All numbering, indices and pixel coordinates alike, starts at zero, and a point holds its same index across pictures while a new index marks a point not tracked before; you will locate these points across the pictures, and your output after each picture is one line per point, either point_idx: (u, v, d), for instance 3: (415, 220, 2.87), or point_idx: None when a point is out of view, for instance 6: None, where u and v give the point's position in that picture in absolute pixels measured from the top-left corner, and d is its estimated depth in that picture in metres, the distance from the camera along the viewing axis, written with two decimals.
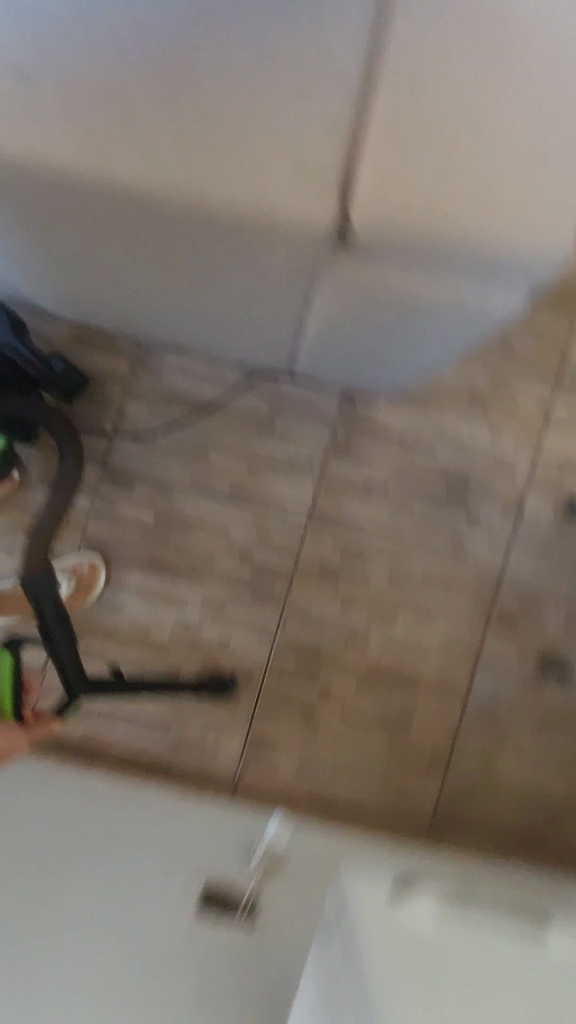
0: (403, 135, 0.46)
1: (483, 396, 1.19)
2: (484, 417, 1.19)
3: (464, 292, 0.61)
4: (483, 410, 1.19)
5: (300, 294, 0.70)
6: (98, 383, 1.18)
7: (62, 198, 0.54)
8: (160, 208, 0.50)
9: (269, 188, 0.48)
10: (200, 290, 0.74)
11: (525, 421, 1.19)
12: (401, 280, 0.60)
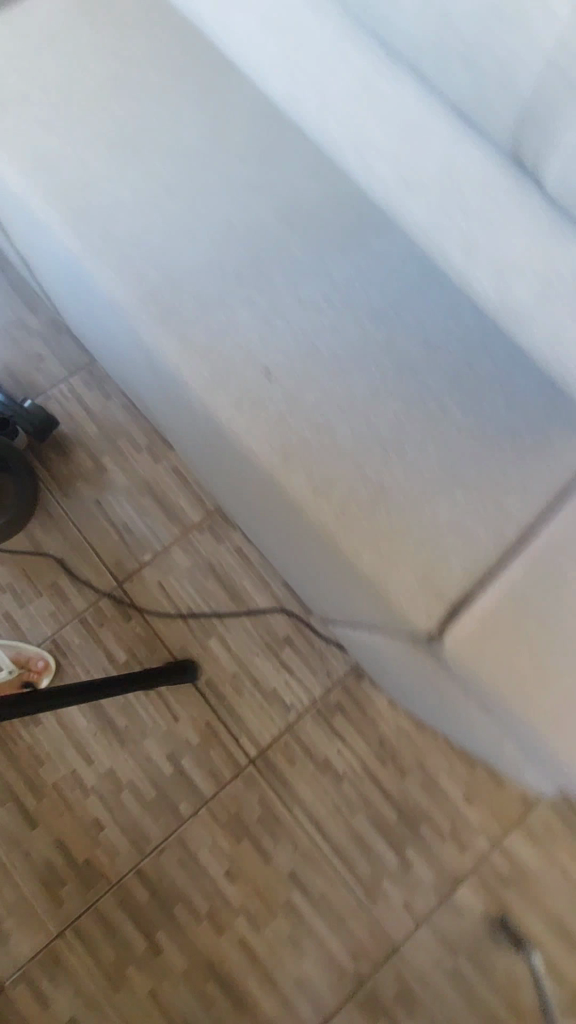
0: (513, 637, 0.61)
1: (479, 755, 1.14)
2: (464, 775, 1.13)
3: (503, 738, 0.66)
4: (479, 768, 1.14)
5: (373, 628, 0.76)
6: (164, 504, 1.20)
7: (254, 481, 0.69)
8: (311, 531, 0.65)
9: (397, 590, 0.62)
10: (303, 564, 0.83)
11: (495, 805, 1.12)
12: (460, 691, 0.67)
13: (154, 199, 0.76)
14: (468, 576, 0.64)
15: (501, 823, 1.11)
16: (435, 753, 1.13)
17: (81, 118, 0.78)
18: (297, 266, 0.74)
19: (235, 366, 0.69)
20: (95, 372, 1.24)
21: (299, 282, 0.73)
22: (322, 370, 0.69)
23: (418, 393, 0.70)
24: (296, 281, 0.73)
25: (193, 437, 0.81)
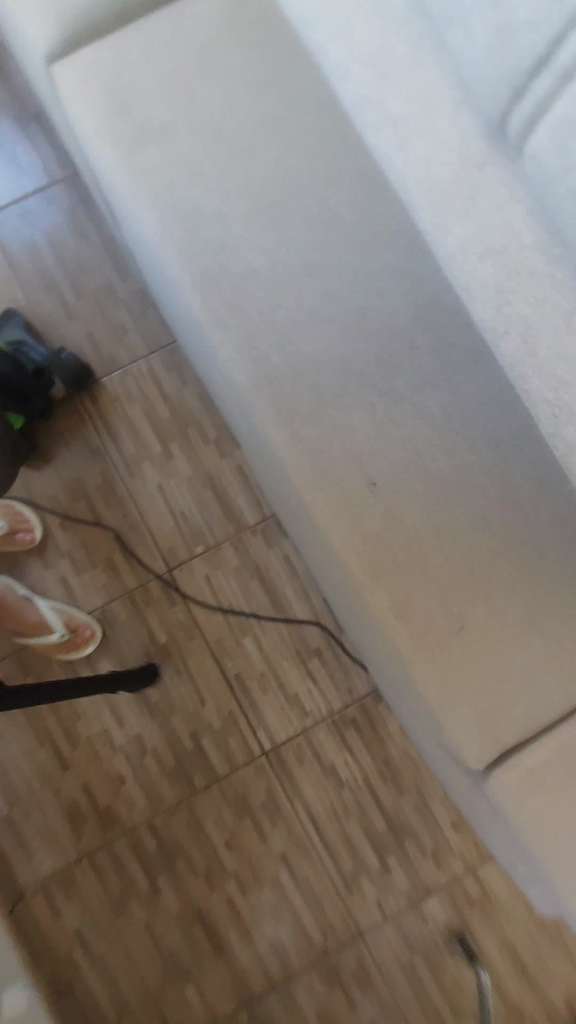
0: (559, 788, 0.65)
1: None
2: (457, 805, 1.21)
3: (520, 861, 0.72)
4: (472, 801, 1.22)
5: (416, 719, 0.82)
6: (224, 498, 1.22)
7: (340, 580, 0.73)
8: (387, 649, 0.69)
9: (456, 723, 0.67)
10: (359, 638, 0.87)
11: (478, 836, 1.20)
12: (488, 812, 0.73)
13: (291, 269, 0.75)
14: (525, 726, 0.67)
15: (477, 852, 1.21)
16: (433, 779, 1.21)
17: (228, 164, 0.78)
18: (419, 374, 0.72)
19: (344, 470, 0.70)
20: (175, 356, 1.25)
21: (421, 388, 0.72)
22: (427, 493, 0.70)
23: (517, 531, 0.69)
24: (417, 385, 0.72)
25: (287, 507, 0.84)
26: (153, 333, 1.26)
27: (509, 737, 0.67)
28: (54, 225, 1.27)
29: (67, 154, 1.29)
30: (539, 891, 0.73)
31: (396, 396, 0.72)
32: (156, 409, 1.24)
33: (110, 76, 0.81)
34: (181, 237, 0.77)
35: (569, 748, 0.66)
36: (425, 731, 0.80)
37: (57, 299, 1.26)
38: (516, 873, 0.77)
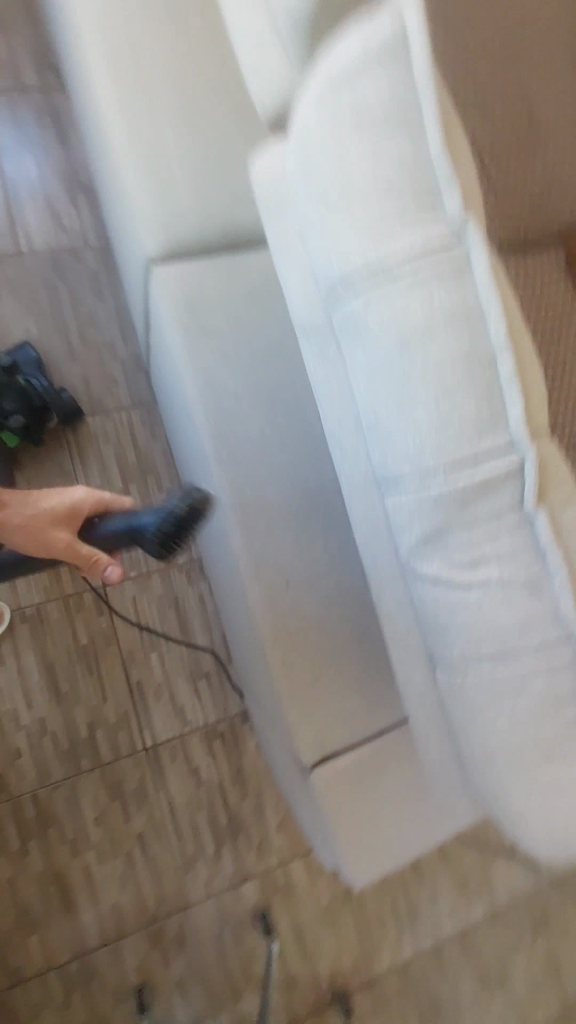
0: (359, 793, 0.94)
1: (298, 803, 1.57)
2: (283, 812, 1.56)
3: (321, 841, 1.01)
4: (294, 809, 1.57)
5: (272, 728, 1.08)
6: None
7: (245, 621, 0.96)
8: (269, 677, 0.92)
9: (301, 740, 0.92)
10: (244, 657, 1.12)
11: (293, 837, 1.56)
12: (307, 804, 1.00)
13: (252, 416, 0.92)
14: (345, 744, 0.93)
15: (289, 849, 1.56)
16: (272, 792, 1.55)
17: (219, 328, 0.92)
18: (328, 516, 0.94)
19: (268, 559, 0.91)
20: (152, 416, 1.52)
21: (327, 526, 0.94)
22: (319, 590, 0.93)
23: (378, 637, 0.95)
24: (334, 524, 0.94)
25: (220, 561, 1.05)
26: (138, 392, 1.50)
27: (331, 750, 0.93)
28: (75, 277, 1.48)
29: (101, 224, 1.53)
30: (325, 849, 1.02)
31: (306, 532, 0.93)
32: (126, 455, 1.49)
33: (188, 290, 0.92)
34: (206, 407, 0.92)
35: (368, 758, 0.94)
36: (277, 740, 1.06)
37: (63, 339, 1.46)
38: (318, 847, 1.06)
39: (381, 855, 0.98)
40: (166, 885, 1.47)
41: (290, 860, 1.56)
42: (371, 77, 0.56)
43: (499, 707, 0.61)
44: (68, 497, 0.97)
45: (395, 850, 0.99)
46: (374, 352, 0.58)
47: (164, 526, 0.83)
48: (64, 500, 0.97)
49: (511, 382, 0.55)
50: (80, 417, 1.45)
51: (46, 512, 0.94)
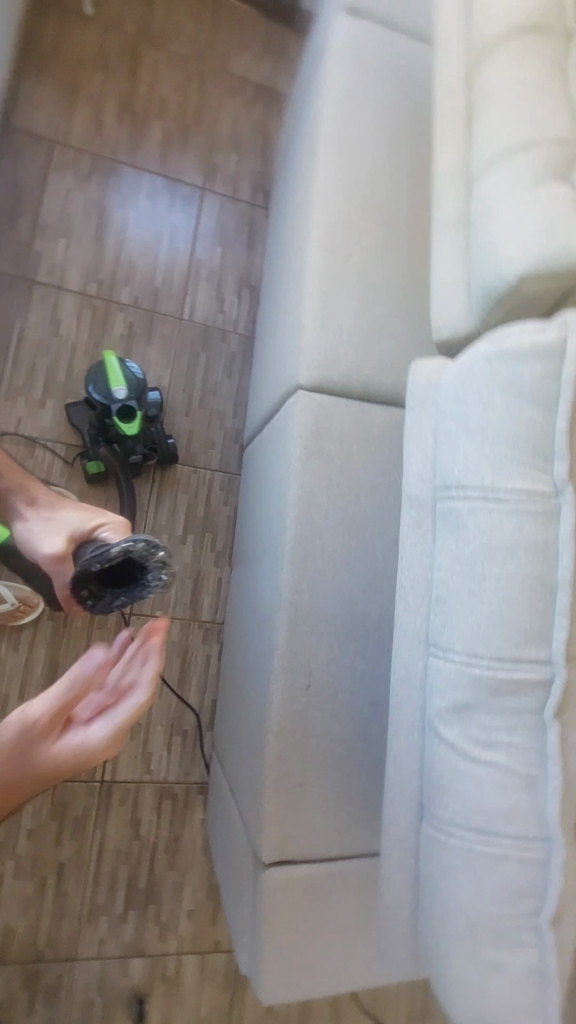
0: (300, 908, 0.97)
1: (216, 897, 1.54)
2: (200, 900, 1.53)
3: (246, 940, 1.04)
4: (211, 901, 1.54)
5: (237, 809, 1.13)
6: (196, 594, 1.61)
7: (258, 706, 1.04)
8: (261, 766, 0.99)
9: (268, 836, 0.97)
10: (235, 732, 1.18)
11: (199, 930, 1.53)
12: (247, 899, 1.03)
13: (332, 534, 1.05)
14: (305, 854, 0.98)
15: (191, 941, 1.52)
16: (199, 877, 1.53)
17: (333, 453, 1.07)
18: (365, 644, 1.03)
19: (300, 660, 1.00)
20: (231, 487, 1.66)
21: (361, 651, 1.03)
22: (334, 705, 1.01)
23: (368, 768, 1.01)
24: (367, 651, 1.03)
25: (249, 644, 1.13)
26: (228, 462, 1.67)
27: (291, 854, 0.97)
28: (216, 353, 1.70)
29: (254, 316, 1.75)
30: (246, 951, 1.03)
31: (341, 650, 1.02)
32: (195, 510, 1.62)
33: (317, 419, 1.08)
34: (297, 513, 1.04)
35: (320, 877, 0.98)
36: (239, 823, 1.10)
37: (185, 398, 1.66)
38: (239, 945, 1.08)
39: (298, 981, 0.99)
40: (64, 928, 1.45)
41: (187, 953, 1.52)
42: (530, 362, 0.69)
43: (473, 878, 0.68)
44: (89, 517, 0.92)
45: (313, 982, 1.00)
46: (467, 545, 0.71)
47: (93, 558, 0.80)
48: (77, 517, 0.93)
49: (565, 614, 0.67)
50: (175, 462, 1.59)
51: (59, 518, 0.95)
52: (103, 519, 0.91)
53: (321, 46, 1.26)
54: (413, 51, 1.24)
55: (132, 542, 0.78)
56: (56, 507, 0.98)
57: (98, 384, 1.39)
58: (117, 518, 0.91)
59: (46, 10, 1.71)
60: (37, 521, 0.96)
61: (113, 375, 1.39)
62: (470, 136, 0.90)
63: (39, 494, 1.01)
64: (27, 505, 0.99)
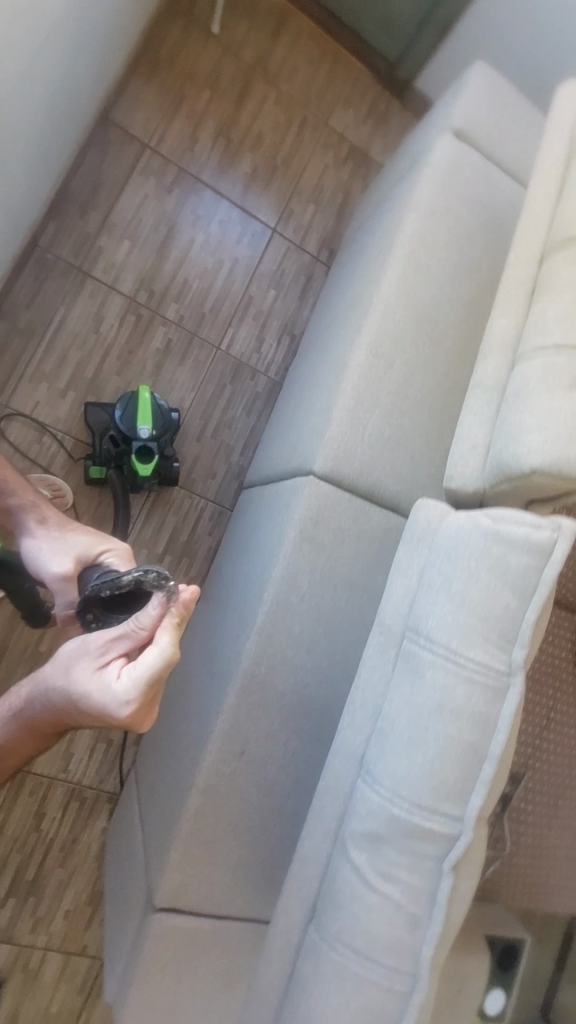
0: (175, 958, 1.02)
1: (93, 905, 1.57)
2: (77, 905, 1.56)
3: (116, 970, 1.08)
4: (85, 909, 1.56)
5: (140, 839, 1.17)
6: None
7: (189, 754, 1.09)
8: (177, 815, 1.04)
9: (165, 883, 1.02)
10: (157, 765, 1.23)
11: (69, 932, 1.56)
12: (128, 932, 1.07)
13: (304, 618, 1.10)
14: (196, 907, 1.03)
15: (58, 941, 1.55)
16: (84, 882, 1.56)
17: (327, 543, 1.13)
18: (303, 727, 1.09)
19: (241, 727, 1.06)
20: (220, 521, 1.69)
21: (298, 733, 1.09)
22: (259, 777, 1.06)
23: (274, 843, 1.07)
24: (303, 734, 1.09)
25: (197, 693, 1.17)
26: (223, 496, 1.70)
27: (182, 905, 1.02)
28: (241, 390, 1.73)
29: (287, 363, 1.79)
30: (114, 980, 1.07)
31: (280, 726, 1.08)
32: (180, 533, 1.65)
33: (318, 508, 1.12)
34: (276, 588, 1.10)
35: (204, 932, 1.03)
36: (138, 856, 1.14)
37: (200, 425, 1.69)
38: (109, 968, 1.13)
39: None
40: None
41: (51, 954, 1.54)
42: (520, 552, 0.78)
43: (342, 993, 0.75)
44: (97, 543, 0.92)
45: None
46: (419, 694, 0.79)
47: (100, 585, 0.73)
48: (84, 540, 0.94)
49: (487, 784, 0.75)
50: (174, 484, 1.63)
51: (69, 537, 0.95)
52: (109, 545, 0.92)
53: (421, 155, 1.32)
54: (502, 189, 1.31)
55: (141, 571, 0.68)
56: (65, 529, 0.98)
57: (131, 409, 1.46)
58: (123, 545, 0.92)
59: (174, 18, 1.73)
60: (46, 541, 0.96)
61: (143, 408, 1.46)
62: (529, 309, 0.98)
63: (50, 516, 1.02)
64: (32, 518, 1.02)
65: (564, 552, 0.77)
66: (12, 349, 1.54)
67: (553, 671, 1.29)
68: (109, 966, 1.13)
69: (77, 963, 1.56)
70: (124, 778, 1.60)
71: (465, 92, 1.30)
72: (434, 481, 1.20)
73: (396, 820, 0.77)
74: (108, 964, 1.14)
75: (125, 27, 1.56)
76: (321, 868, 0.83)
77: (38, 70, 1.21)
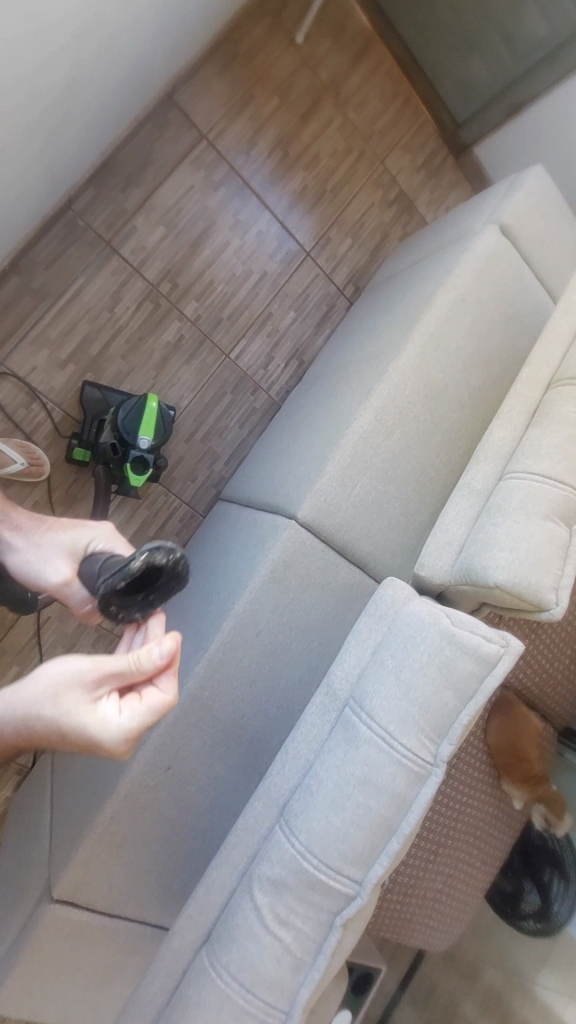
0: (61, 947, 1.06)
1: None
2: None
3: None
4: None
5: (48, 827, 1.19)
6: None
7: (118, 759, 1.12)
8: (93, 818, 1.06)
9: (69, 878, 1.05)
10: (82, 759, 1.24)
11: None
12: (17, 917, 1.09)
13: (257, 653, 1.15)
14: (92, 903, 1.07)
15: None
16: None
17: (295, 588, 1.17)
18: (232, 755, 1.14)
19: (172, 745, 1.09)
20: (190, 524, 1.67)
21: (226, 759, 1.13)
22: (180, 795, 1.11)
23: (179, 860, 1.12)
24: (230, 761, 1.14)
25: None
26: (198, 502, 1.68)
27: (78, 901, 1.06)
28: (240, 402, 1.72)
29: (291, 386, 1.79)
30: None
31: (210, 751, 1.12)
32: (147, 528, 1.62)
33: (293, 552, 1.17)
34: (239, 618, 1.13)
35: (94, 926, 1.07)
36: (44, 844, 1.16)
37: (192, 426, 1.67)
38: None
39: (25, 1005, 1.07)
40: None
41: None
42: (467, 660, 0.88)
43: (218, 1018, 0.83)
44: (77, 533, 0.90)
45: (38, 1010, 1.08)
46: (350, 764, 0.87)
47: (110, 586, 0.68)
48: (66, 535, 0.92)
49: (390, 858, 0.86)
50: (155, 481, 1.60)
51: (50, 540, 0.94)
52: (90, 530, 0.90)
53: (466, 238, 1.37)
54: (530, 291, 1.38)
55: (151, 550, 0.66)
56: (43, 531, 0.96)
57: (138, 415, 1.43)
58: (104, 523, 0.90)
59: (259, 18, 1.71)
60: (30, 549, 0.95)
61: (147, 418, 1.42)
62: (527, 428, 1.08)
63: (23, 519, 1.00)
64: (4, 529, 0.99)
65: (505, 666, 0.88)
66: (20, 306, 1.49)
67: (470, 744, 1.35)
68: None
69: None
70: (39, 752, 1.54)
71: (518, 194, 1.36)
72: (406, 550, 1.26)
73: (305, 871, 0.85)
74: None
75: (209, 15, 1.53)
76: (224, 896, 0.91)
77: (112, 48, 1.19)
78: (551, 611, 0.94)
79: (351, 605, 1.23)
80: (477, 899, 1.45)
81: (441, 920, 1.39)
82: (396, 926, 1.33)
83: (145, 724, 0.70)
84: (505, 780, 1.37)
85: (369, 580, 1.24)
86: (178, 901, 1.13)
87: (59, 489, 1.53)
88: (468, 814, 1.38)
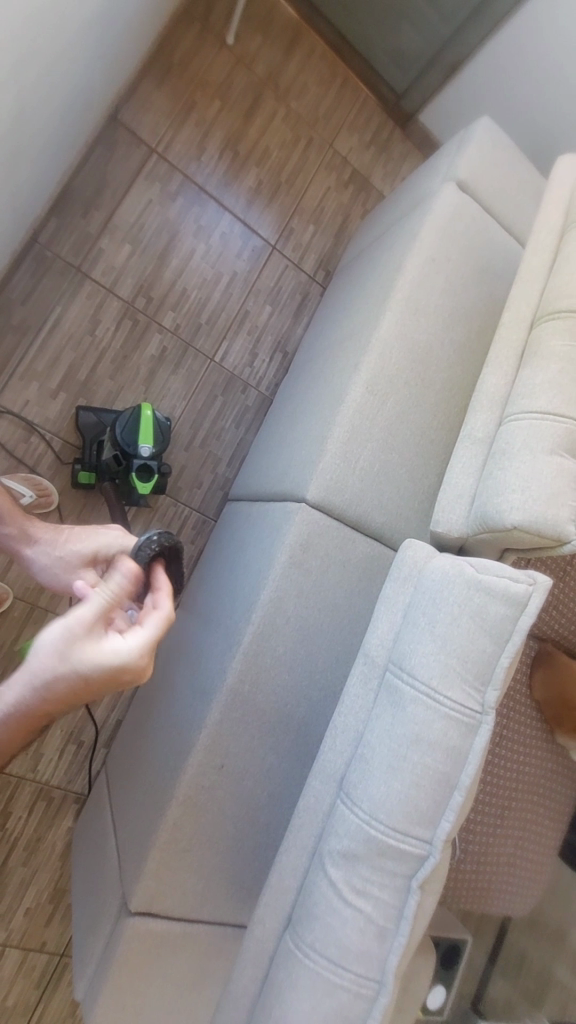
0: (146, 958, 1.06)
1: (50, 918, 1.47)
2: (31, 923, 1.46)
3: (88, 970, 1.11)
4: (40, 929, 1.47)
5: (116, 844, 1.20)
6: None
7: (170, 765, 1.12)
8: (156, 826, 1.07)
9: (144, 889, 1.05)
10: (137, 772, 1.25)
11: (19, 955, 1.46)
12: (102, 936, 1.10)
13: (290, 639, 1.15)
14: (169, 913, 1.07)
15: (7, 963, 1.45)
16: (47, 882, 1.47)
17: (318, 569, 1.18)
18: (281, 744, 1.14)
19: (222, 743, 1.10)
20: (203, 530, 1.69)
21: (277, 749, 1.14)
22: (238, 790, 1.11)
23: (247, 856, 1.12)
24: (281, 750, 1.14)
25: (178, 709, 1.20)
26: (207, 507, 1.69)
27: (153, 911, 1.06)
28: (232, 402, 1.74)
29: (279, 379, 1.80)
30: (85, 981, 1.10)
31: (261, 742, 1.12)
32: None
33: (308, 535, 1.17)
34: (267, 607, 1.13)
35: (176, 933, 1.08)
36: (115, 861, 1.17)
37: (190, 433, 1.68)
38: (79, 972, 1.14)
39: None
40: None
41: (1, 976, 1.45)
42: (500, 603, 0.87)
43: (312, 997, 0.82)
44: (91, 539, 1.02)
45: None
46: (399, 725, 0.87)
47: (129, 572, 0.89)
48: (81, 542, 1.04)
49: (456, 812, 0.86)
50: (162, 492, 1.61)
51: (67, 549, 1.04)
52: (105, 532, 1.02)
53: (428, 200, 1.37)
54: (498, 243, 1.39)
55: (137, 548, 0.86)
56: (61, 540, 1.06)
57: (134, 428, 1.44)
58: (114, 526, 1.03)
59: (187, 25, 1.73)
60: (52, 556, 1.06)
61: (144, 429, 1.44)
62: (518, 370, 1.08)
63: (41, 531, 1.09)
64: (26, 545, 1.09)
65: (537, 605, 0.88)
66: (5, 344, 1.52)
67: (516, 700, 1.34)
68: (78, 969, 1.15)
69: (26, 989, 1.46)
70: (94, 779, 1.53)
71: (470, 147, 1.37)
72: (421, 516, 1.27)
73: (373, 838, 0.85)
74: (77, 964, 1.17)
75: (139, 31, 1.55)
76: (296, 876, 0.91)
77: (53, 74, 1.22)
78: (573, 544, 0.94)
79: (374, 580, 1.23)
80: (551, 855, 1.44)
81: (519, 882, 1.38)
82: (476, 893, 1.32)
83: (154, 638, 0.78)
84: (559, 732, 1.35)
85: (388, 551, 1.24)
86: (253, 896, 1.13)
87: (71, 515, 1.55)
88: (527, 773, 1.36)
